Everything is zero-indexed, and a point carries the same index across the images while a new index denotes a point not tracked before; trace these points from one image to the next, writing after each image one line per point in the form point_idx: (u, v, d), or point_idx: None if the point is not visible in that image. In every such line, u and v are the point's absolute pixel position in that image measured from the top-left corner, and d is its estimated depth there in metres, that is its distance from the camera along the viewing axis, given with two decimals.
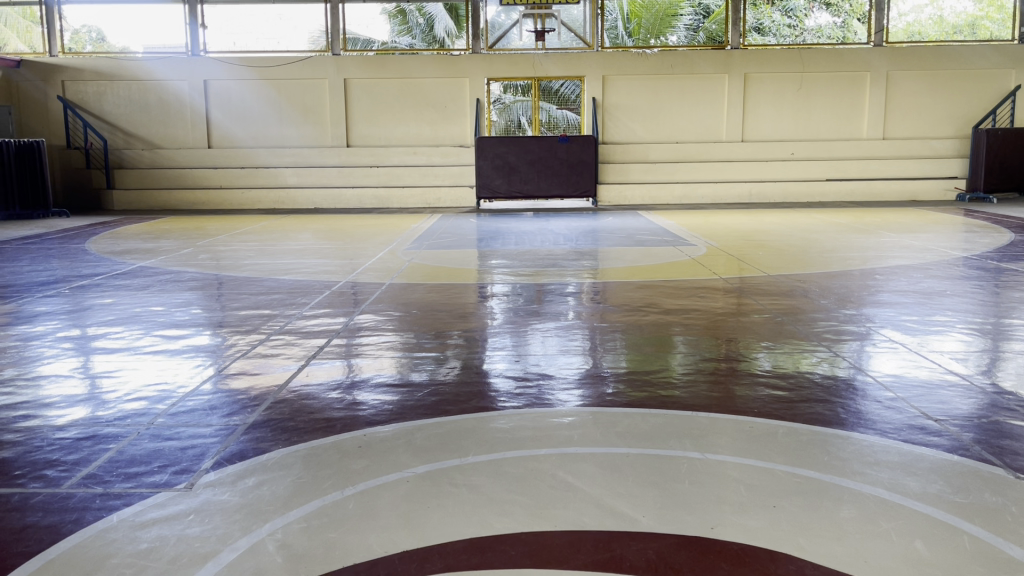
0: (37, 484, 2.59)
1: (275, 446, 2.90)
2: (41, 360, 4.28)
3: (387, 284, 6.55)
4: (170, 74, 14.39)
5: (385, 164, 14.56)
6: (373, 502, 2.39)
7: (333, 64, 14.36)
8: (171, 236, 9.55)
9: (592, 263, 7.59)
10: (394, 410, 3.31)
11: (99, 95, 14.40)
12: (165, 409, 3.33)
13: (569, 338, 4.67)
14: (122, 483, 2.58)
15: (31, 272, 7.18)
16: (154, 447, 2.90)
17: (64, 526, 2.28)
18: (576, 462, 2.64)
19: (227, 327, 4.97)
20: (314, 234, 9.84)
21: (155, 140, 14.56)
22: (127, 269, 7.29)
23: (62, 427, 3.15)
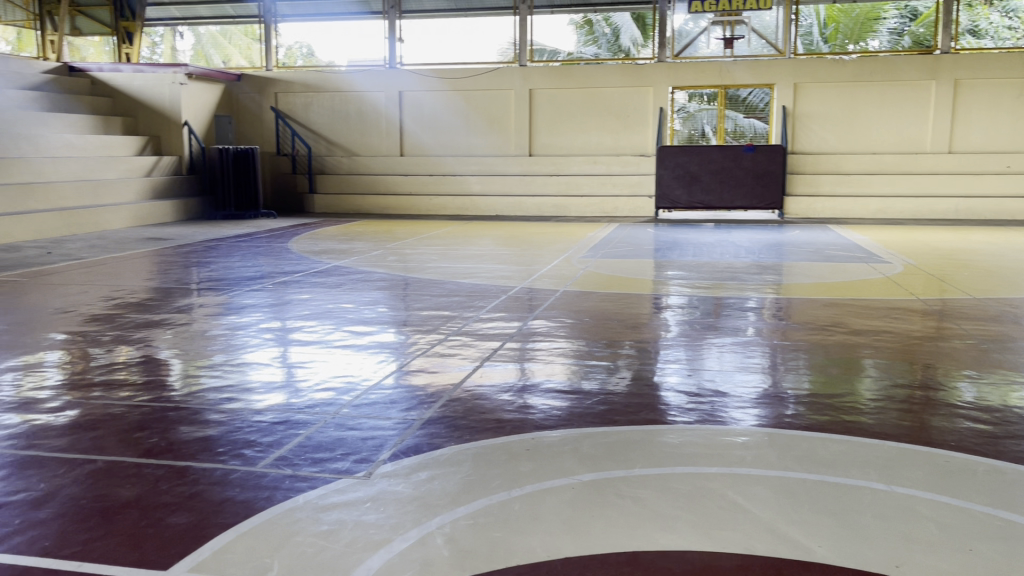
0: (236, 462, 2.83)
1: (449, 442, 3.00)
2: (245, 348, 4.68)
3: (561, 291, 6.63)
4: (368, 85, 15.27)
5: (565, 173, 14.67)
6: (538, 505, 2.42)
7: (518, 75, 14.70)
8: (363, 238, 10.14)
9: (774, 278, 7.29)
10: (563, 416, 3.34)
11: (307, 105, 15.44)
12: (350, 400, 3.54)
13: (748, 355, 4.48)
14: (309, 466, 2.77)
15: (240, 268, 7.86)
16: (339, 435, 3.08)
17: (258, 502, 2.48)
18: (748, 485, 2.54)
19: (409, 326, 5.21)
20: (494, 240, 10.09)
21: (353, 148, 15.48)
22: (322, 267, 7.81)
23: (260, 411, 3.42)
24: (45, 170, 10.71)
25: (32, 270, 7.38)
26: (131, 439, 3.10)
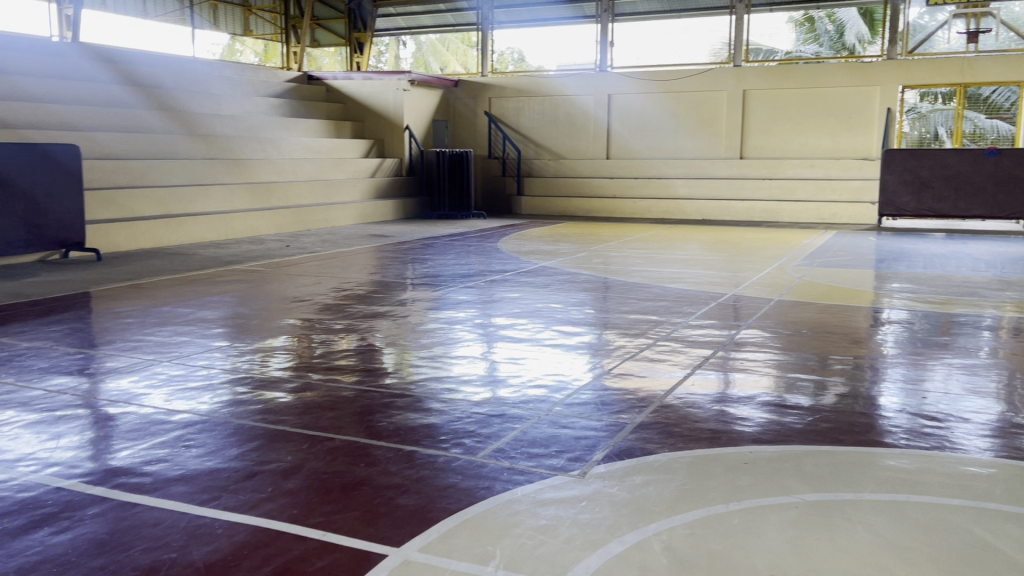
0: (457, 450, 2.96)
1: (662, 448, 2.97)
2: (460, 342, 4.89)
3: (774, 300, 6.36)
4: (578, 89, 15.41)
5: (779, 176, 14.10)
6: (758, 521, 2.34)
7: (733, 76, 14.30)
8: (569, 240, 10.28)
9: (1018, 295, 6.61)
10: (779, 431, 3.20)
11: (518, 109, 15.84)
12: (562, 399, 3.60)
13: (986, 377, 4.10)
14: (525, 460, 2.85)
15: (453, 265, 8.23)
16: (553, 432, 3.15)
17: (479, 491, 2.58)
18: (997, 521, 2.32)
19: (616, 329, 5.22)
20: (701, 246, 9.88)
21: (561, 150, 15.71)
22: (530, 267, 8.00)
23: (477, 403, 3.56)
24: (285, 170, 11.74)
25: (274, 261, 8.14)
26: (363, 422, 3.34)
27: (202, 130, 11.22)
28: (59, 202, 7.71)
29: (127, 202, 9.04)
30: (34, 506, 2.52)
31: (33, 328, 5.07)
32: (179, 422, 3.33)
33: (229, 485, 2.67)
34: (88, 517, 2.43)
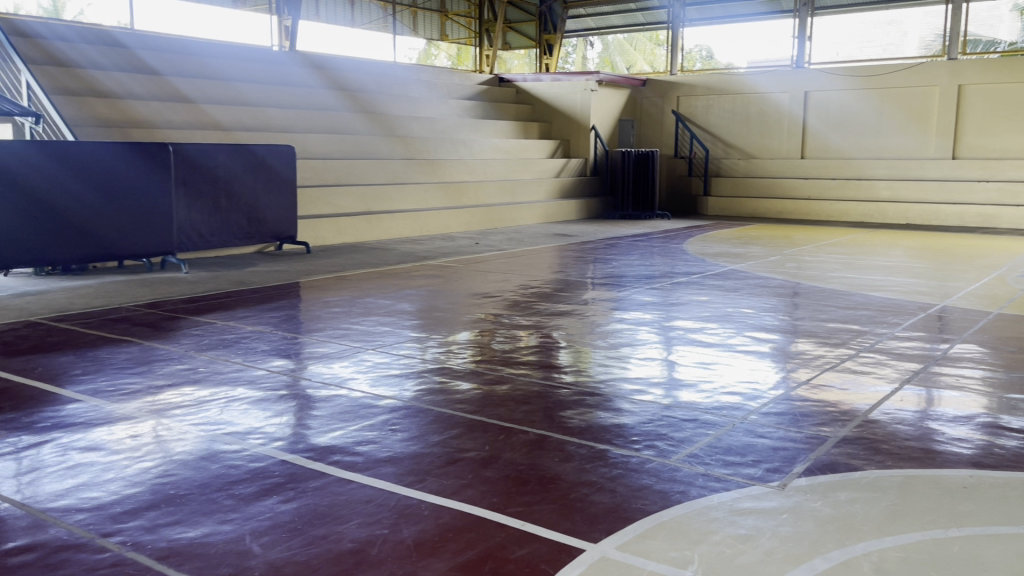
0: (650, 452, 2.96)
1: (869, 465, 2.83)
2: (649, 344, 4.86)
3: (992, 313, 5.85)
4: (772, 86, 14.83)
5: (997, 178, 12.95)
6: (982, 552, 2.17)
7: (947, 69, 13.32)
8: (758, 243, 9.93)
9: None
10: (1002, 456, 2.95)
11: (708, 108, 15.42)
12: (757, 408, 3.50)
13: None
14: (721, 467, 2.80)
15: (638, 266, 8.19)
16: (749, 441, 3.07)
17: (674, 494, 2.57)
18: None
19: (813, 337, 5.00)
20: (906, 252, 9.25)
21: (751, 149, 15.16)
22: (717, 270, 7.82)
23: (668, 406, 3.53)
24: (475, 169, 12.14)
25: (464, 258, 8.44)
26: (555, 417, 3.41)
27: (399, 131, 11.80)
28: (275, 199, 8.41)
29: (332, 199, 9.69)
30: (263, 475, 2.78)
31: (255, 314, 5.56)
32: (385, 407, 3.55)
33: (433, 469, 2.82)
34: (310, 489, 2.64)
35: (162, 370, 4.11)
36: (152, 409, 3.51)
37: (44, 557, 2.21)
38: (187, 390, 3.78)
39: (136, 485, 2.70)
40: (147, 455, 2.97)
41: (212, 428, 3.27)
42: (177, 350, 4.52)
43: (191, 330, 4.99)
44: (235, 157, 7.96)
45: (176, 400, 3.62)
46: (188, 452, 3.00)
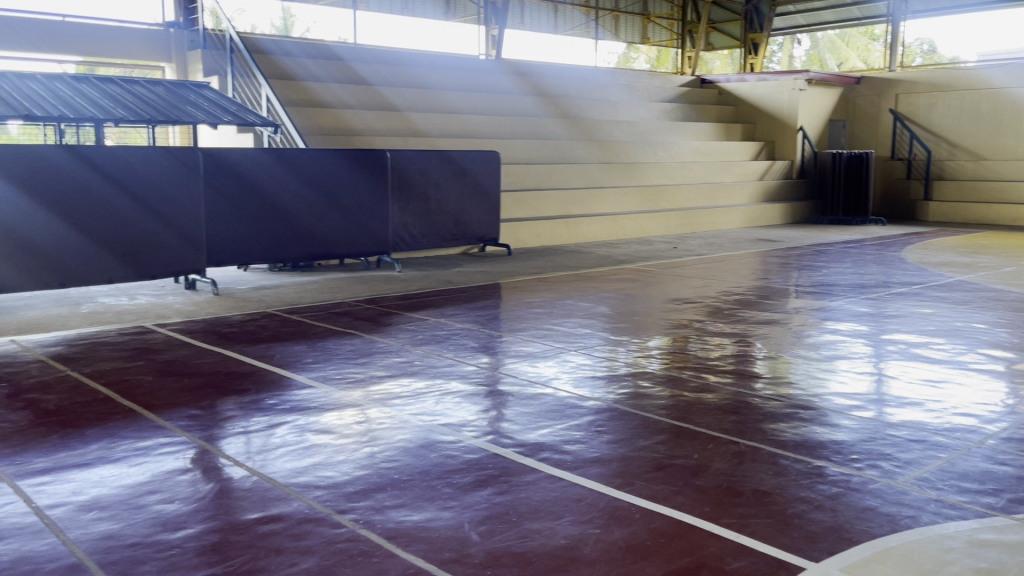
0: (874, 471, 2.80)
1: None
2: (866, 357, 4.59)
3: None
4: (1008, 81, 13.49)
5: None
6: None
7: None
8: (988, 252, 9.07)
9: None
10: None
11: (931, 107, 14.24)
12: (996, 432, 3.21)
13: None
14: (956, 494, 2.60)
15: (849, 274, 7.74)
16: (988, 467, 2.82)
17: (902, 518, 2.42)
18: None
19: None
20: None
21: (981, 150, 13.87)
22: (941, 281, 7.24)
23: (893, 425, 3.32)
24: (673, 173, 11.97)
25: (663, 262, 8.36)
26: (766, 429, 3.30)
27: (599, 136, 11.85)
28: (479, 204, 8.72)
29: (533, 203, 9.93)
30: (478, 467, 2.90)
31: (462, 312, 5.81)
32: (590, 408, 3.59)
33: (641, 474, 2.82)
34: (522, 484, 2.73)
35: (382, 361, 4.39)
36: (374, 398, 3.76)
37: (290, 527, 2.43)
38: (405, 381, 4.02)
39: (365, 467, 2.90)
40: (373, 440, 3.19)
41: (429, 419, 3.45)
42: (395, 343, 4.81)
43: (406, 325, 5.30)
44: (444, 163, 8.34)
45: (396, 391, 3.86)
46: (410, 440, 3.19)
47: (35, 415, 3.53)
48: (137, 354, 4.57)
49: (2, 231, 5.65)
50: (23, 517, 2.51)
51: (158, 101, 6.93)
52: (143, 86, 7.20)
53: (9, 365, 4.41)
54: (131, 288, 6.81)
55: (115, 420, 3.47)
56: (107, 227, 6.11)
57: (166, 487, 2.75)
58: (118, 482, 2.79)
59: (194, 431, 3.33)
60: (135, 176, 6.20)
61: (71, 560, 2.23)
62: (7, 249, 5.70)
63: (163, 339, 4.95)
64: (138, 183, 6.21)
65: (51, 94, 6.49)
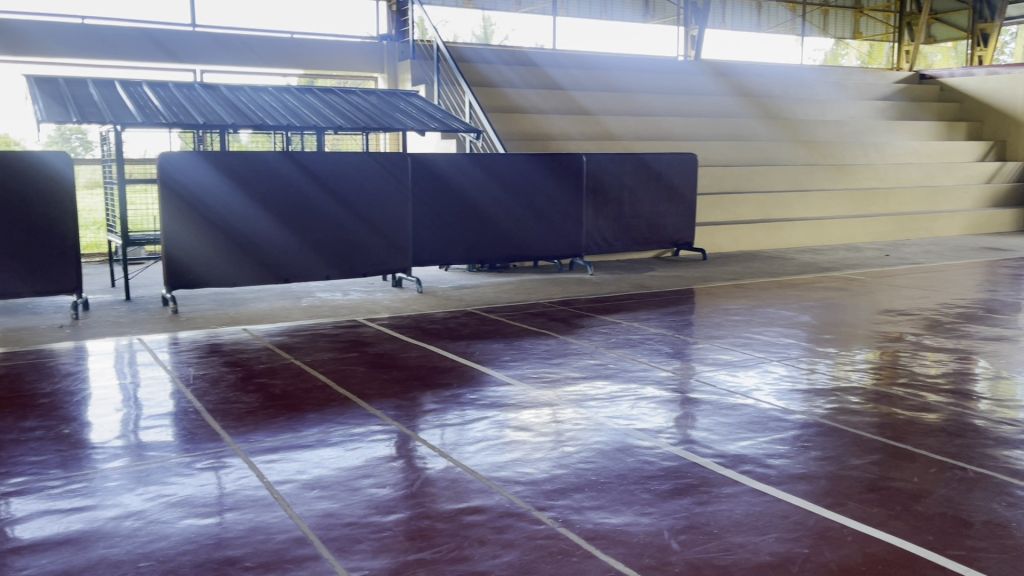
0: None
1: None
2: None
3: None
4: None
5: None
6: None
7: None
8: None
9: None
10: None
11: None
12: None
13: None
14: None
15: None
16: None
17: None
18: None
19: None
20: None
21: None
22: None
23: None
24: (887, 175, 11.20)
25: (874, 270, 7.84)
26: (997, 456, 3.00)
27: (806, 136, 11.30)
28: (675, 208, 8.60)
29: (731, 207, 9.65)
30: (676, 474, 2.85)
31: (657, 316, 5.74)
32: (794, 421, 3.43)
33: (854, 494, 2.65)
34: (723, 495, 2.66)
35: (577, 363, 4.43)
36: (570, 398, 3.80)
37: (492, 519, 2.50)
38: (600, 383, 4.03)
39: (562, 467, 2.94)
40: (569, 440, 3.22)
41: (625, 422, 3.44)
42: (589, 346, 4.83)
43: (600, 328, 5.31)
44: (639, 166, 8.29)
45: (591, 393, 3.88)
46: (606, 443, 3.20)
47: (264, 398, 3.87)
48: (350, 347, 4.89)
49: (233, 233, 6.25)
50: (255, 490, 2.76)
51: (372, 109, 7.39)
52: (359, 95, 7.71)
53: (242, 351, 4.86)
54: (343, 285, 7.30)
55: (332, 406, 3.73)
56: (323, 227, 6.60)
57: (378, 472, 2.92)
58: (337, 464, 3.00)
59: (402, 421, 3.51)
60: (349, 182, 6.63)
61: (297, 532, 2.42)
62: (239, 247, 6.29)
63: (373, 333, 5.27)
64: (351, 188, 6.65)
65: (280, 105, 7.10)
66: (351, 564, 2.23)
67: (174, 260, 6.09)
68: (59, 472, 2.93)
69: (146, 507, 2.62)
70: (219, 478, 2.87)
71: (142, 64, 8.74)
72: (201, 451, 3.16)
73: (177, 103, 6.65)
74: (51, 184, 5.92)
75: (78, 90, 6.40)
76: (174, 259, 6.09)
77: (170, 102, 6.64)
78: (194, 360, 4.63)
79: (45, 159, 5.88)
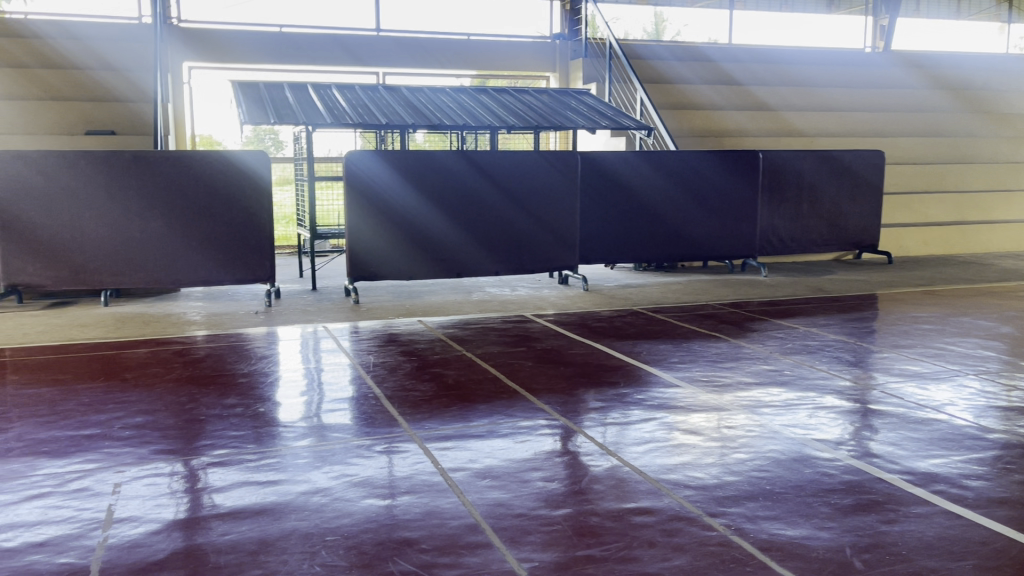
0: None
1: None
2: None
3: None
4: None
5: None
6: None
7: None
8: None
9: None
10: None
11: None
12: None
13: None
14: None
15: None
16: None
17: None
18: None
19: None
20: None
21: None
22: None
23: None
24: None
25: None
26: None
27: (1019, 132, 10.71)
28: (858, 207, 8.15)
29: (924, 206, 9.18)
30: (859, 490, 2.70)
31: (836, 322, 5.45)
32: (995, 441, 3.15)
33: None
34: (912, 515, 2.48)
35: (751, 368, 4.28)
36: (743, 404, 3.68)
37: (662, 522, 2.47)
38: (774, 390, 3.87)
39: (735, 474, 2.85)
40: (742, 447, 3.12)
41: (802, 432, 3.29)
42: (762, 350, 4.66)
43: (774, 333, 5.11)
44: (821, 164, 7.92)
45: (765, 399, 3.74)
46: (781, 452, 3.07)
47: (438, 388, 4.01)
48: (518, 341, 4.97)
49: (409, 229, 6.52)
50: (430, 476, 2.86)
51: (544, 108, 7.48)
52: (532, 94, 7.82)
53: (417, 341, 5.06)
54: (512, 281, 7.45)
55: (502, 399, 3.82)
56: (494, 225, 6.75)
57: (547, 466, 2.95)
58: (506, 455, 3.06)
59: (570, 416, 3.54)
60: (520, 181, 6.75)
61: (469, 520, 2.49)
62: (415, 243, 6.55)
63: (541, 329, 5.33)
64: (522, 186, 6.77)
65: (456, 105, 7.33)
66: (521, 554, 2.27)
67: (355, 255, 6.42)
68: (255, 447, 3.17)
69: (331, 485, 2.78)
70: (397, 462, 3.01)
71: (332, 67, 9.28)
72: (380, 435, 3.32)
73: (362, 104, 7.01)
74: (247, 181, 6.39)
75: (276, 94, 6.90)
76: (355, 254, 6.41)
77: (356, 103, 7.01)
78: (373, 349, 4.87)
79: (242, 158, 6.35)
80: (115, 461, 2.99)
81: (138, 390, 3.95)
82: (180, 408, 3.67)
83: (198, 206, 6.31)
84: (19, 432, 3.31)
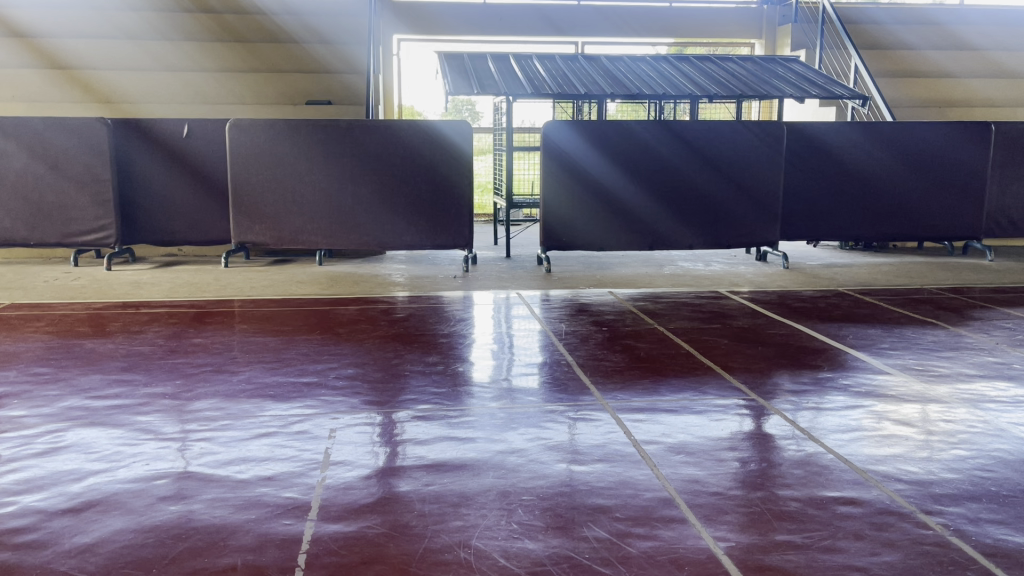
0: None
1: None
2: None
3: None
4: None
5: None
6: None
7: None
8: None
9: None
10: None
11: None
12: None
13: None
14: None
15: None
16: None
17: None
18: None
19: None
20: None
21: None
22: None
23: None
24: None
25: None
26: None
27: None
28: None
29: None
30: None
31: None
32: None
33: None
34: None
35: (973, 359, 3.93)
36: (964, 397, 3.38)
37: (870, 515, 2.33)
38: (1002, 385, 3.54)
39: (954, 471, 2.64)
40: (962, 443, 2.88)
41: None
42: (987, 341, 4.26)
43: (1002, 322, 4.66)
44: None
45: (990, 394, 3.42)
46: (1009, 452, 2.80)
47: (630, 359, 4.00)
48: (713, 318, 4.85)
49: (604, 199, 6.49)
50: (624, 446, 2.86)
51: (748, 76, 7.17)
52: (735, 62, 7.52)
53: (606, 312, 5.06)
54: (706, 256, 7.26)
55: (696, 375, 3.75)
56: (690, 197, 6.60)
57: (743, 447, 2.87)
58: (702, 432, 3.00)
59: (766, 397, 3.42)
60: (721, 152, 6.54)
61: (664, 493, 2.47)
62: (609, 213, 6.52)
63: (737, 306, 5.16)
64: (723, 158, 6.55)
65: (656, 73, 7.19)
66: (717, 533, 2.22)
67: (550, 224, 6.48)
68: (453, 404, 3.31)
69: (527, 446, 2.85)
70: (589, 430, 3.03)
71: (533, 38, 9.40)
72: (571, 402, 3.36)
73: (561, 74, 7.05)
74: (447, 151, 6.62)
75: (479, 65, 7.07)
76: (550, 222, 6.48)
77: (556, 73, 7.05)
78: (565, 317, 4.92)
79: (442, 129, 6.58)
80: (331, 408, 3.22)
81: (348, 344, 4.23)
82: (386, 362, 3.90)
83: (403, 173, 6.62)
84: (250, 376, 3.65)
